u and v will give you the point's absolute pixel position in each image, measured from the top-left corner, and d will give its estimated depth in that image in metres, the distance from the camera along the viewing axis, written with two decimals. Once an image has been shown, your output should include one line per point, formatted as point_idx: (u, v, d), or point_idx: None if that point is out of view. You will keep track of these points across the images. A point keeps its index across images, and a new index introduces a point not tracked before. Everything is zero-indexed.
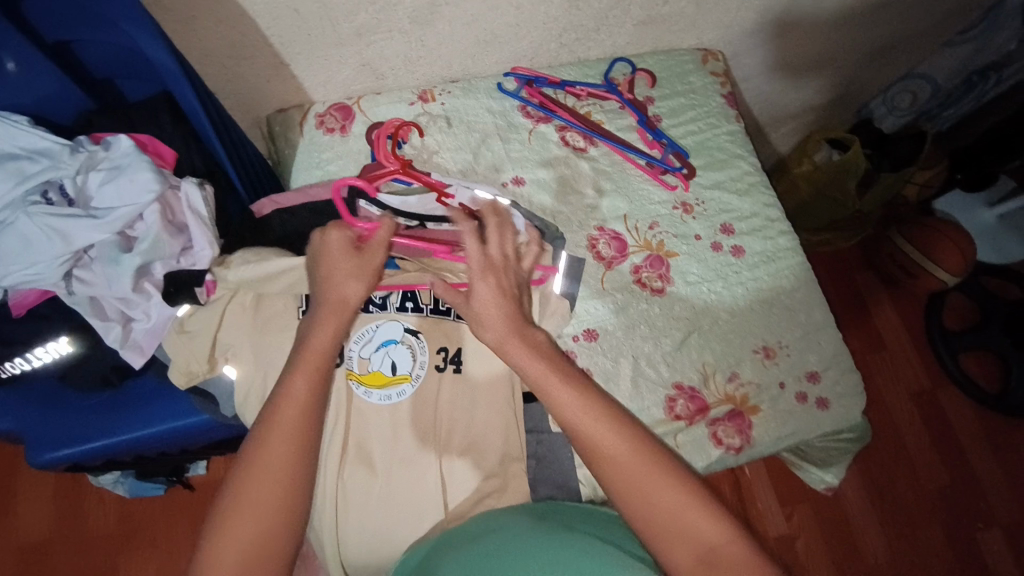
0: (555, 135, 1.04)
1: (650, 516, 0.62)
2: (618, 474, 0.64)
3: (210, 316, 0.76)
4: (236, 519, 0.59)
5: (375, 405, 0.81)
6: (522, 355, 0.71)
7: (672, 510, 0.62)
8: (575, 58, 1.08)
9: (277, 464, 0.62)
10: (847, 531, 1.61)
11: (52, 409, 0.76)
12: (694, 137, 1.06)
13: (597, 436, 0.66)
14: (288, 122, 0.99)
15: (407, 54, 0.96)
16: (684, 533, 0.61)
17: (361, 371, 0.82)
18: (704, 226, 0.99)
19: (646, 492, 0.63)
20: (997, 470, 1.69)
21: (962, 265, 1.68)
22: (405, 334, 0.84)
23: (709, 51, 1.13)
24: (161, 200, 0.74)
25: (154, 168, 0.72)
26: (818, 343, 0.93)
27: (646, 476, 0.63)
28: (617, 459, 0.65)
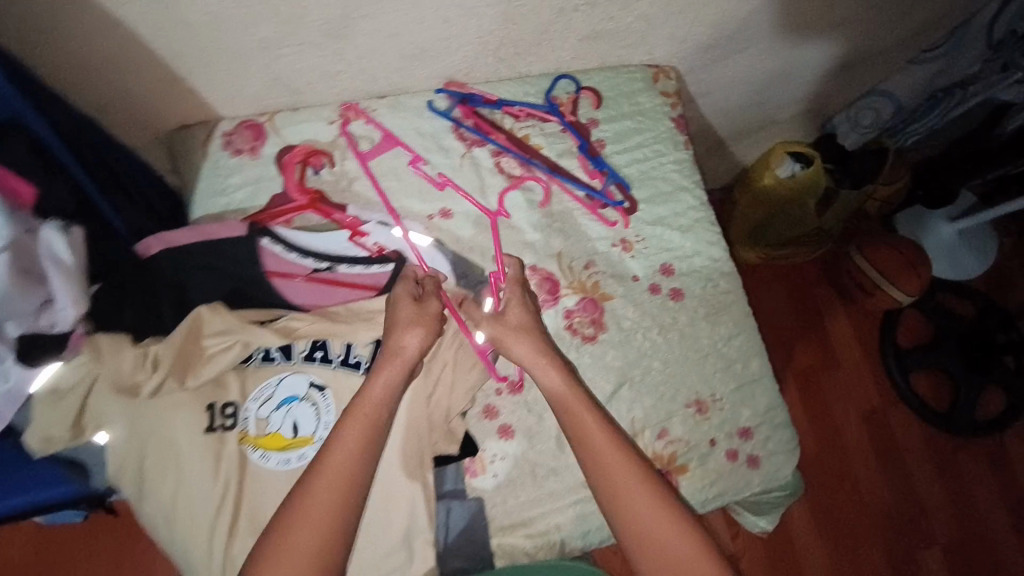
0: (490, 160, 0.96)
1: (654, 558, 0.66)
2: (637, 520, 0.67)
3: (79, 371, 0.68)
4: (296, 530, 0.62)
5: (272, 470, 0.74)
6: (539, 365, 0.76)
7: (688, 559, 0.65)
8: (516, 73, 0.99)
9: (337, 479, 0.64)
10: (792, 551, 1.62)
11: None
12: (639, 165, 0.99)
13: (615, 480, 0.69)
14: (191, 141, 0.88)
15: (323, 68, 0.86)
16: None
17: (259, 433, 0.75)
18: (643, 266, 0.93)
19: (665, 540, 0.66)
20: (939, 490, 1.71)
21: (918, 285, 1.65)
22: (311, 391, 0.78)
23: (660, 68, 1.06)
24: (14, 248, 0.63)
25: (4, 210, 0.62)
26: (752, 395, 0.89)
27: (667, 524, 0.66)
28: (636, 505, 0.67)
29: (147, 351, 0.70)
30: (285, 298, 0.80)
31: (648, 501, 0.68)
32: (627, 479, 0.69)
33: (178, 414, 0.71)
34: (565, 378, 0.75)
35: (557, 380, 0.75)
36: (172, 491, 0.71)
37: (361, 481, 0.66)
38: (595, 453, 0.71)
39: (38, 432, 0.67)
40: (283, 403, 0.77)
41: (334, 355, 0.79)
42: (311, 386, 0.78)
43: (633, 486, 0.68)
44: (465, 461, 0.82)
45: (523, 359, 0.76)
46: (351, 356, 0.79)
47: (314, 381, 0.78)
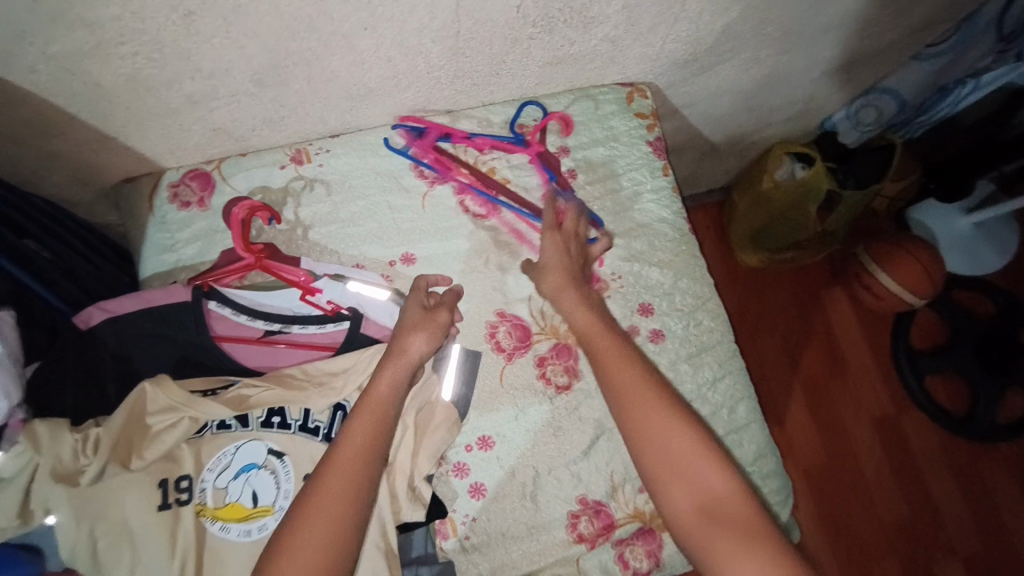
0: (453, 199, 0.90)
1: (661, 455, 0.67)
2: (642, 419, 0.68)
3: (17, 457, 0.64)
4: (327, 487, 0.63)
5: (232, 542, 0.71)
6: (571, 305, 0.78)
7: (688, 458, 0.66)
8: (477, 102, 0.93)
9: (377, 412, 0.68)
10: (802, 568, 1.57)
11: None
12: (613, 195, 0.92)
13: (623, 383, 0.71)
14: (136, 196, 0.85)
15: (266, 115, 0.81)
16: (699, 484, 0.65)
17: (216, 504, 0.72)
18: (620, 306, 0.87)
19: (666, 436, 0.67)
20: (958, 499, 1.64)
21: (930, 286, 1.56)
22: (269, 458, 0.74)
23: (635, 87, 0.99)
24: None
25: None
26: (740, 442, 0.83)
27: (665, 426, 0.68)
28: (644, 404, 0.69)
29: (87, 433, 0.67)
30: (234, 364, 0.75)
31: (654, 403, 0.69)
32: (638, 386, 0.71)
33: (128, 495, 0.68)
34: (586, 309, 0.78)
35: (577, 310, 0.78)
36: (125, 574, 0.67)
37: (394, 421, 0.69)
38: (607, 366, 0.73)
39: None
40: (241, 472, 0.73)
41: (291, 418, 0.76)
42: (269, 454, 0.74)
43: (642, 392, 0.70)
44: (435, 524, 0.78)
45: (557, 298, 0.79)
46: (309, 420, 0.76)
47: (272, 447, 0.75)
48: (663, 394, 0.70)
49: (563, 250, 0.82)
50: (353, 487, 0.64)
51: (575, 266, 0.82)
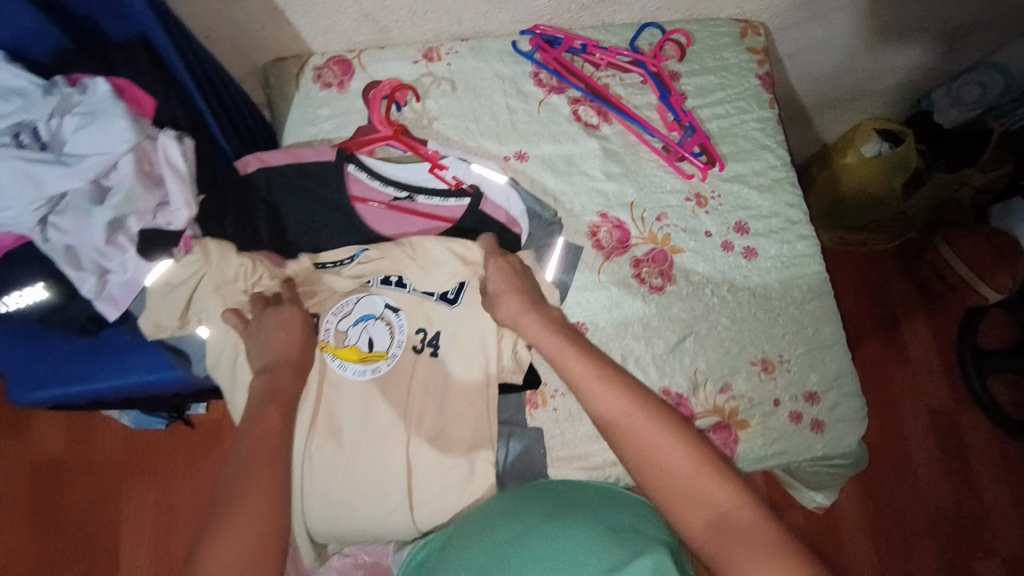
0: (567, 108, 0.95)
1: (658, 474, 0.58)
2: (633, 439, 0.60)
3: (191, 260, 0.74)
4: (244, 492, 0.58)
5: (348, 379, 0.79)
6: (535, 330, 0.72)
7: (686, 479, 0.57)
8: (598, 22, 0.98)
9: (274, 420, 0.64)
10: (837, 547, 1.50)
11: (34, 349, 0.76)
12: (718, 121, 0.96)
13: (606, 399, 0.63)
14: (284, 73, 0.93)
15: (412, 7, 0.88)
16: (711, 502, 0.55)
17: (337, 344, 0.80)
18: (717, 222, 0.91)
19: (659, 453, 0.59)
20: (1011, 504, 1.54)
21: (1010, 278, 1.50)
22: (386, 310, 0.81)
23: (750, 23, 1.02)
24: (137, 151, 0.70)
25: (130, 117, 0.69)
26: (822, 360, 0.87)
27: (667, 442, 0.59)
28: (631, 428, 0.61)
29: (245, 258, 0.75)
30: (367, 224, 0.83)
31: (638, 414, 0.62)
32: (622, 405, 0.63)
33: None
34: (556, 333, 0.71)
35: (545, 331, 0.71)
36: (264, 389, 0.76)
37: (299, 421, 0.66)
38: (586, 386, 0.66)
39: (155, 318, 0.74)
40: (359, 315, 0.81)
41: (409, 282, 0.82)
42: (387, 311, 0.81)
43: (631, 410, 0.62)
44: (527, 394, 0.85)
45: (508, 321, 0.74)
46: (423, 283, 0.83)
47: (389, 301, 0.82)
48: (646, 400, 0.63)
49: (505, 270, 0.76)
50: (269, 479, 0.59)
51: (528, 288, 0.77)
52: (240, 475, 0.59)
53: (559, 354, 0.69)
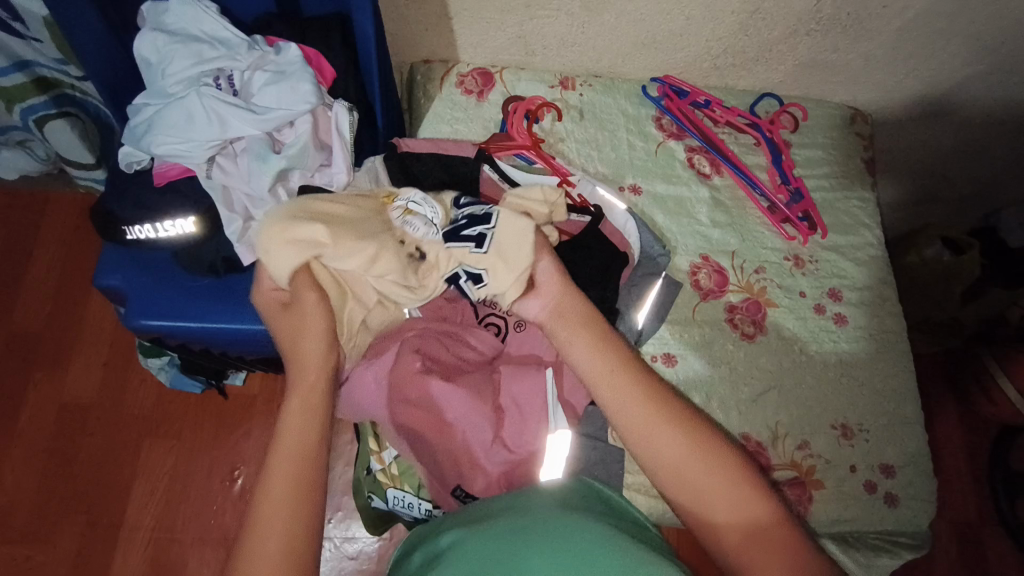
0: (683, 154, 1.01)
1: (686, 484, 0.59)
2: (647, 441, 0.60)
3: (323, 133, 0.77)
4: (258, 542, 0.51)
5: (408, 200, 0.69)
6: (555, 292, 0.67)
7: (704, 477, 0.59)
8: (722, 83, 1.06)
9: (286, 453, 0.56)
10: None
11: (158, 280, 0.79)
12: (822, 193, 1.01)
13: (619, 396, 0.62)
14: (430, 74, 1.00)
15: (564, 37, 0.96)
16: (731, 501, 0.58)
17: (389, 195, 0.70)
18: (812, 285, 0.95)
19: (670, 455, 0.59)
20: None
21: None
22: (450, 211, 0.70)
23: (858, 111, 1.09)
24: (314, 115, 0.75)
25: (314, 82, 0.74)
26: (899, 437, 0.88)
27: (681, 445, 0.59)
28: (632, 414, 0.61)
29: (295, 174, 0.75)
30: None
31: (650, 410, 0.61)
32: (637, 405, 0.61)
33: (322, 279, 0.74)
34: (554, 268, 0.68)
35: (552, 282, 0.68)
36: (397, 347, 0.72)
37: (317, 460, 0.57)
38: (597, 376, 0.63)
39: None
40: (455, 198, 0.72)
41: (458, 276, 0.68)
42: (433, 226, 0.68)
43: (657, 426, 0.60)
44: None
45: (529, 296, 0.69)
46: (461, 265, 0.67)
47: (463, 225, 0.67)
48: (653, 388, 0.62)
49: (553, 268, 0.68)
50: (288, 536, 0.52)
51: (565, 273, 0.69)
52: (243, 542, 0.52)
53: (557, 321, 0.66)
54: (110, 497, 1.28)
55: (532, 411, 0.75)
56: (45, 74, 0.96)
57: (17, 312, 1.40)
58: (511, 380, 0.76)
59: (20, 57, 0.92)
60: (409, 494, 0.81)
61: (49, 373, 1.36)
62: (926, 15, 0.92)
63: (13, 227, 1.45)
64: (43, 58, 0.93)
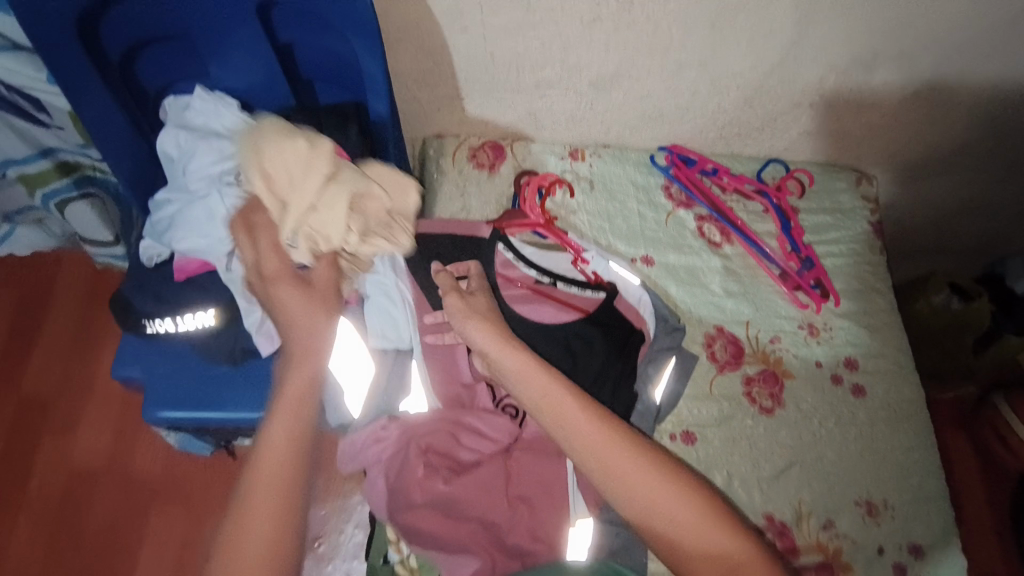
0: (693, 222, 1.02)
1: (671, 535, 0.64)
2: (631, 499, 0.65)
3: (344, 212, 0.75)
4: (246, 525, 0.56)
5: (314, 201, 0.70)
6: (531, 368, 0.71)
7: (662, 496, 0.64)
8: (728, 151, 1.07)
9: (280, 436, 0.59)
10: None
11: (177, 370, 0.79)
12: (833, 258, 1.01)
13: (602, 459, 0.66)
14: (442, 149, 1.01)
15: (571, 113, 0.98)
16: (712, 548, 0.62)
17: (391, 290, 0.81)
18: (828, 354, 0.95)
19: (633, 489, 0.65)
20: None
21: None
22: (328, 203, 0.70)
23: (865, 174, 1.10)
24: None
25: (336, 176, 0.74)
26: (926, 513, 0.86)
27: (654, 484, 0.65)
28: (616, 472, 0.66)
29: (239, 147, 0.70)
30: (515, 304, 0.86)
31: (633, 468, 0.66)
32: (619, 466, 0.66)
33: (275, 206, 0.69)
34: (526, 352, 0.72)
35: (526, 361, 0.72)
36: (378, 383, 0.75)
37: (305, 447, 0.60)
38: (582, 443, 0.67)
39: None
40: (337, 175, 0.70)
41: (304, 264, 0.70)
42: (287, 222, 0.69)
43: (641, 481, 0.65)
44: None
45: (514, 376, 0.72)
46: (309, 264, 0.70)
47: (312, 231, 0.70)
48: (633, 447, 0.67)
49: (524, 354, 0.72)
50: (277, 519, 0.56)
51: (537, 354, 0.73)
52: (238, 519, 0.56)
53: (537, 391, 0.70)
54: (114, 565, 1.25)
55: (553, 493, 0.75)
56: (67, 159, 0.98)
57: (30, 373, 1.39)
58: (529, 462, 0.76)
59: (42, 144, 0.95)
60: None
61: (59, 435, 1.35)
62: (925, 88, 0.94)
63: (28, 289, 1.46)
64: (66, 144, 0.95)
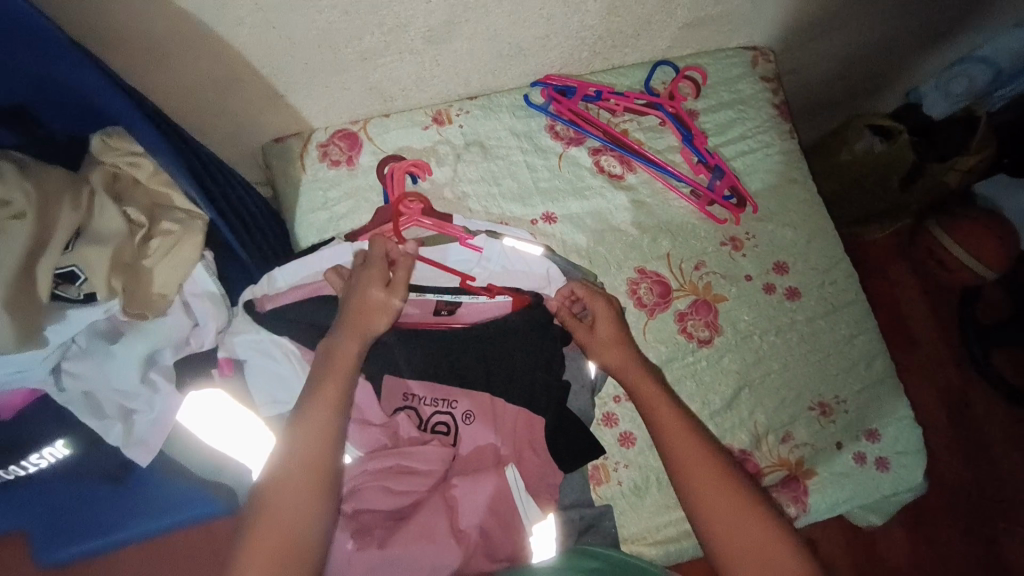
0: (588, 159, 0.92)
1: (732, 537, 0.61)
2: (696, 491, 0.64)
3: (178, 269, 0.65)
4: (258, 531, 0.55)
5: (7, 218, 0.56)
6: (616, 345, 0.75)
7: (728, 500, 0.63)
8: (609, 65, 0.94)
9: (314, 444, 0.59)
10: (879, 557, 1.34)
11: (55, 508, 0.70)
12: (743, 158, 0.93)
13: (679, 445, 0.67)
14: (285, 154, 0.86)
15: (418, 75, 0.83)
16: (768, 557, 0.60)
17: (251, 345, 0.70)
18: (756, 265, 0.89)
19: (703, 485, 0.64)
20: None
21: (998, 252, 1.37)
22: (30, 211, 0.56)
23: (759, 51, 0.99)
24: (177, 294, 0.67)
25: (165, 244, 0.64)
26: (877, 396, 0.86)
27: (719, 478, 0.64)
28: (687, 459, 0.66)
29: None
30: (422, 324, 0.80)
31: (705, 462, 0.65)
32: (694, 455, 0.66)
33: None
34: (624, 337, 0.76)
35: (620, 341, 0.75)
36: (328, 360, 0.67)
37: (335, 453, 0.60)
38: (664, 425, 0.69)
39: (193, 453, 0.70)
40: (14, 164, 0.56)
41: (71, 284, 0.61)
42: (17, 249, 0.55)
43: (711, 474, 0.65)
44: (590, 468, 0.80)
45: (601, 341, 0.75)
46: (82, 294, 0.62)
47: (75, 278, 0.60)
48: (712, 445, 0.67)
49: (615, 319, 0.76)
50: (290, 530, 0.55)
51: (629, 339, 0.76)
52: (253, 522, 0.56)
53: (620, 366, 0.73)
54: None
55: (504, 513, 0.70)
56: None
57: None
58: (473, 490, 0.70)
59: None
60: None
61: None
62: None
63: None
64: None
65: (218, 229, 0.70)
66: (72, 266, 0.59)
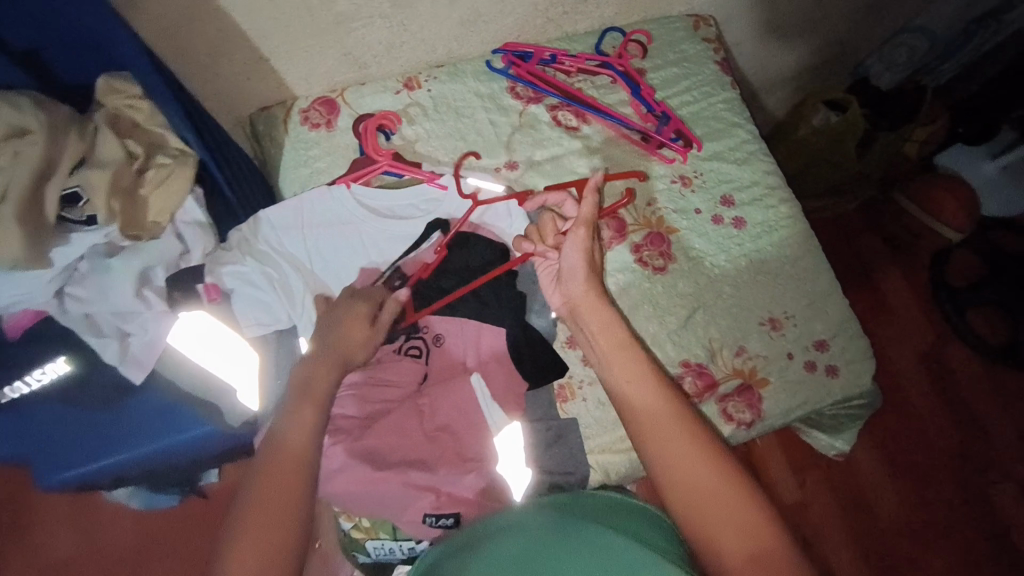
0: (547, 115, 1.01)
1: (692, 500, 0.56)
2: (658, 451, 0.59)
3: (173, 198, 0.74)
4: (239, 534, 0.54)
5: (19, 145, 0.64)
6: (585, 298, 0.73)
7: (691, 460, 0.57)
8: (562, 33, 1.05)
9: (291, 451, 0.59)
10: (869, 512, 1.34)
11: (53, 432, 0.75)
12: (688, 107, 1.03)
13: (640, 401, 0.62)
14: (272, 120, 0.96)
15: (388, 41, 0.93)
16: (735, 520, 0.54)
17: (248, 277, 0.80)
18: (704, 199, 0.97)
19: (664, 443, 0.59)
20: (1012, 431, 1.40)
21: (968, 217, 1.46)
22: (41, 135, 0.64)
23: (700, 17, 1.10)
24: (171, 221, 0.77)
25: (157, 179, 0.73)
26: (824, 310, 0.92)
27: (682, 435, 0.59)
28: (644, 415, 0.61)
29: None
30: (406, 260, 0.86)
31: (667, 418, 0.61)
32: (656, 409, 0.61)
33: None
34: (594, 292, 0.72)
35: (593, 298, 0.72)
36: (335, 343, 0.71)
37: (313, 459, 0.60)
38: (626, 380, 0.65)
39: (184, 376, 0.76)
40: (30, 100, 0.65)
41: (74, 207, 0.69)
42: (30, 168, 0.63)
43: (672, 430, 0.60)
44: (555, 387, 0.83)
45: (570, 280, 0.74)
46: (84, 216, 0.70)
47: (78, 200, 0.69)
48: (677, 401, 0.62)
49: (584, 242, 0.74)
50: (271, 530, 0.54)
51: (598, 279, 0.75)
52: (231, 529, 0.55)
53: (596, 314, 0.71)
54: None
55: (470, 413, 0.77)
56: None
57: None
58: (442, 397, 0.77)
59: None
60: (387, 541, 0.76)
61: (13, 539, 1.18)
62: None
63: None
64: None
65: (209, 170, 0.78)
66: (73, 185, 0.68)
